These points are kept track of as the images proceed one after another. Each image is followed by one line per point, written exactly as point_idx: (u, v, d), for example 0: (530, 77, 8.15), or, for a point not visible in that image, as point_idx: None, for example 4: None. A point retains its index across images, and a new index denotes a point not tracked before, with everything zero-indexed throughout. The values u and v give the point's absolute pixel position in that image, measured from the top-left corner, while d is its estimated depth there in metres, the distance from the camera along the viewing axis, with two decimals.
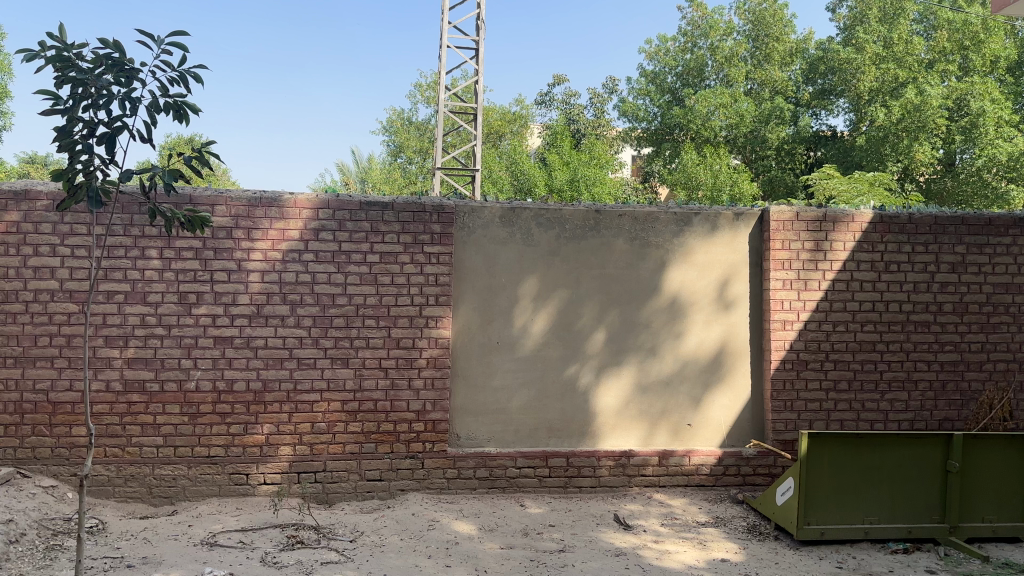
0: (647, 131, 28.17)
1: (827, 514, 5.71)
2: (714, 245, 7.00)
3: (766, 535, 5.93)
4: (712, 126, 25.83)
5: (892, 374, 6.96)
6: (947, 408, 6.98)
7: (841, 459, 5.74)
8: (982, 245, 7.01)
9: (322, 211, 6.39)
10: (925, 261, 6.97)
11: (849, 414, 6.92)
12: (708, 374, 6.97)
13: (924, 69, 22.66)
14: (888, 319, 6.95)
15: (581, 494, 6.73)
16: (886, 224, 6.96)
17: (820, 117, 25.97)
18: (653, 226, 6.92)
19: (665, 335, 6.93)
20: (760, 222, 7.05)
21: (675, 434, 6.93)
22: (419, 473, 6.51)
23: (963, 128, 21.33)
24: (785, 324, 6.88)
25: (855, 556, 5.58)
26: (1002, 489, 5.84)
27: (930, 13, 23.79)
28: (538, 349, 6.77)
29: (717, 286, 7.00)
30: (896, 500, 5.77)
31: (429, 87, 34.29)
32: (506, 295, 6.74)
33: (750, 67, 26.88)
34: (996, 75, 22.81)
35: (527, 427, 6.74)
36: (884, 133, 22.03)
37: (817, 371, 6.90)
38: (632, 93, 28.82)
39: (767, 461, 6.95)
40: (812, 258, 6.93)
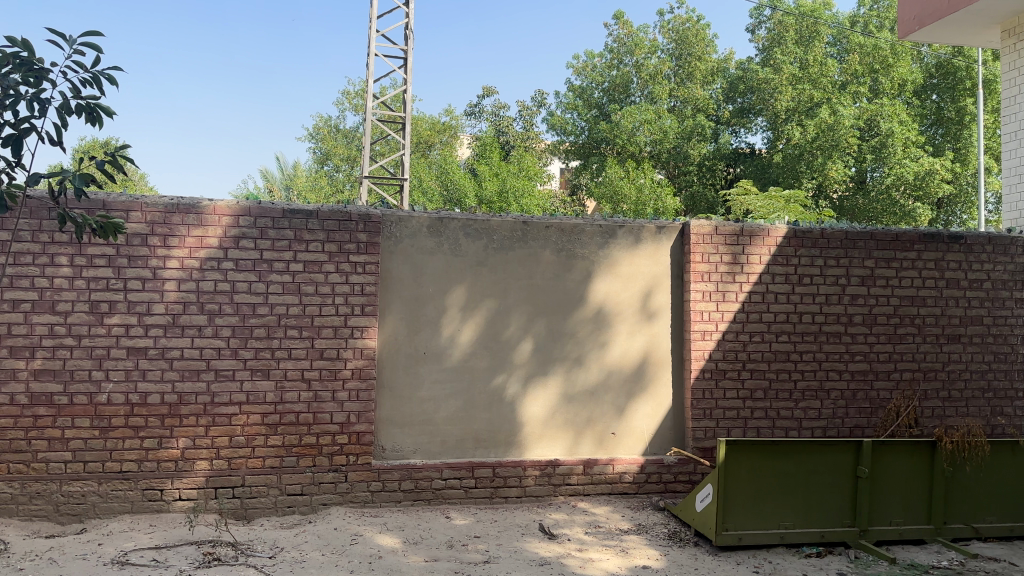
0: (575, 145, 28.58)
1: (744, 520, 5.87)
2: (638, 257, 7.14)
3: (686, 542, 6.05)
4: (637, 140, 26.35)
5: (805, 383, 7.21)
6: (857, 415, 7.28)
7: (758, 465, 5.91)
8: (890, 259, 7.36)
9: (243, 219, 6.26)
10: (835, 274, 7.26)
11: (765, 422, 7.14)
12: (631, 383, 7.09)
13: (837, 91, 23.65)
14: (801, 330, 7.21)
15: (507, 504, 6.74)
16: (799, 238, 7.23)
17: (740, 134, 26.85)
18: (580, 238, 7.02)
19: (591, 345, 7.02)
20: (682, 235, 7.22)
21: (600, 443, 7.03)
22: (342, 487, 6.41)
23: (874, 148, 22.35)
24: (704, 335, 7.06)
25: (771, 560, 5.73)
26: (909, 493, 6.11)
27: (841, 37, 24.89)
28: (465, 360, 6.77)
29: (641, 297, 7.14)
30: (809, 505, 5.97)
31: (357, 94, 33.99)
32: (433, 305, 6.72)
33: (674, 84, 27.50)
34: (903, 98, 23.98)
35: (453, 438, 6.72)
36: (800, 151, 22.90)
37: (735, 380, 7.10)
38: (560, 107, 29.20)
39: (687, 468, 7.11)
40: (730, 271, 7.14)
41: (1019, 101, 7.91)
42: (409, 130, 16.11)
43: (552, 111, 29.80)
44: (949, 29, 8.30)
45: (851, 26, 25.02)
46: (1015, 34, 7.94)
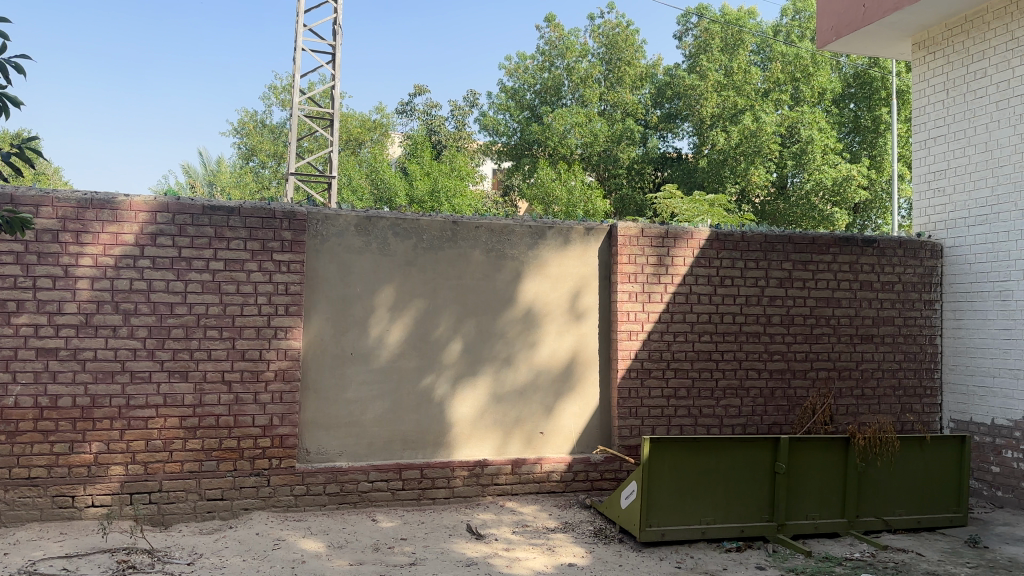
0: (506, 146, 28.67)
1: (667, 517, 5.99)
2: (567, 258, 7.21)
3: (611, 539, 6.13)
4: (568, 143, 26.58)
5: (726, 382, 7.41)
6: (775, 413, 7.51)
7: (681, 462, 6.03)
8: (807, 262, 7.62)
9: (160, 215, 6.06)
10: (755, 276, 7.48)
11: (687, 420, 7.30)
12: (560, 383, 7.16)
13: (760, 98, 24.33)
14: (722, 330, 7.40)
15: (434, 505, 6.72)
16: (721, 241, 7.42)
17: (667, 139, 27.36)
18: (509, 238, 7.04)
19: (520, 345, 7.06)
20: (609, 237, 7.33)
21: (528, 442, 7.06)
22: (264, 491, 6.28)
23: (794, 154, 23.06)
24: (631, 335, 7.18)
25: (692, 555, 5.86)
26: (823, 488, 6.33)
27: (765, 46, 25.63)
28: (393, 360, 6.71)
29: (570, 298, 7.21)
30: (729, 501, 6.13)
31: (285, 89, 33.33)
32: (360, 304, 6.64)
33: (604, 88, 27.82)
34: (823, 107, 24.82)
35: (381, 439, 6.66)
36: (724, 156, 23.49)
37: (660, 379, 7.23)
38: (492, 107, 29.24)
39: (613, 466, 7.21)
40: (655, 273, 7.27)
41: (928, 111, 8.30)
42: (337, 127, 15.86)
43: (484, 112, 29.82)
44: (865, 41, 8.66)
45: (774, 35, 25.78)
46: (925, 47, 8.33)
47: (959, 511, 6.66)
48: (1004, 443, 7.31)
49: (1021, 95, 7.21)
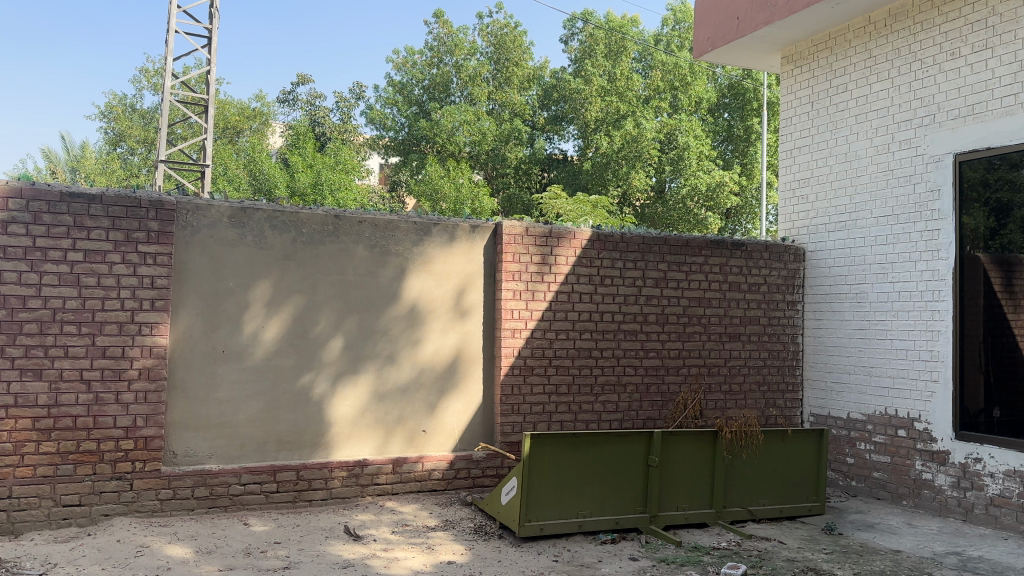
0: (393, 141, 28.33)
1: (545, 511, 6.06)
2: (452, 255, 7.17)
3: (491, 535, 6.14)
4: (456, 140, 26.53)
5: (605, 378, 7.57)
6: (650, 407, 7.75)
7: (560, 457, 6.12)
8: (681, 263, 7.90)
9: (12, 201, 5.61)
10: (634, 277, 7.69)
11: (568, 415, 7.42)
12: (442, 381, 7.12)
13: (641, 105, 25.06)
14: (601, 328, 7.56)
15: (310, 507, 6.53)
16: (602, 242, 7.58)
17: (553, 141, 27.77)
18: (394, 235, 6.94)
19: (403, 342, 6.97)
20: (494, 235, 7.35)
21: (409, 440, 6.98)
22: (127, 495, 5.93)
23: (672, 160, 23.89)
24: (514, 332, 7.22)
25: (569, 548, 5.94)
26: (694, 480, 6.58)
27: (647, 54, 26.45)
28: (268, 358, 6.48)
29: (454, 295, 7.18)
30: (605, 495, 6.27)
31: (157, 73, 31.68)
32: (235, 300, 6.38)
33: (492, 87, 27.90)
34: (699, 116, 25.88)
35: (254, 440, 6.42)
36: (607, 159, 24.07)
37: (541, 376, 7.31)
38: (379, 101, 28.82)
39: (495, 463, 7.23)
40: (539, 272, 7.35)
41: (794, 123, 8.77)
42: (213, 115, 15.21)
43: (370, 105, 29.34)
44: (737, 52, 9.05)
45: (655, 44, 26.66)
46: (793, 61, 8.80)
47: (817, 500, 7.07)
48: (858, 435, 7.82)
49: (876, 110, 7.74)
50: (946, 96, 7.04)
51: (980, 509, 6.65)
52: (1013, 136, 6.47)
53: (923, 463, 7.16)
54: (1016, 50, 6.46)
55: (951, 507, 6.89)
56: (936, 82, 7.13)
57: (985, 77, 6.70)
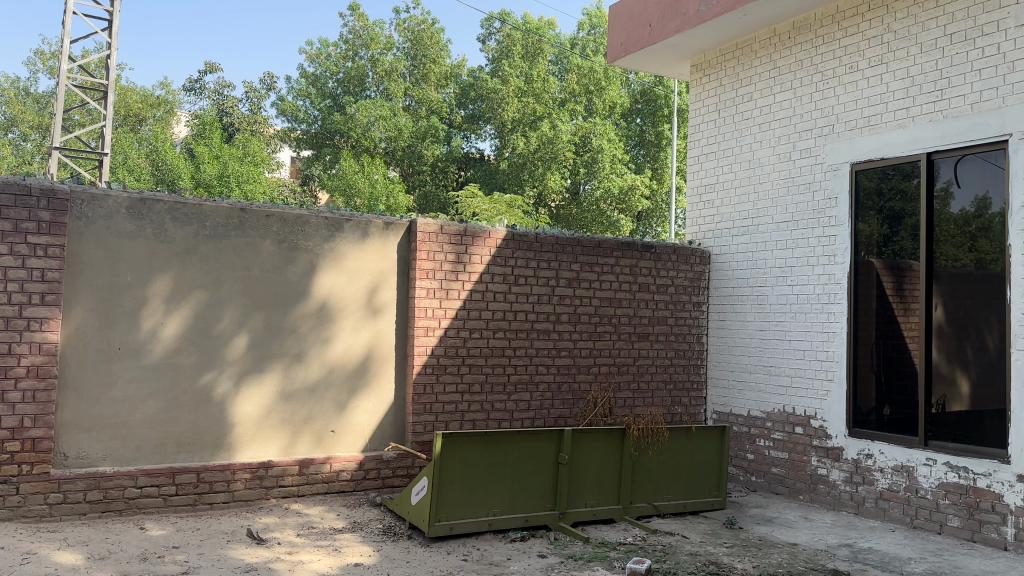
0: (306, 134, 27.76)
1: (455, 510, 6.04)
2: (364, 252, 7.06)
3: (400, 535, 6.07)
4: (371, 136, 26.18)
5: (517, 377, 7.60)
6: (561, 406, 7.82)
7: (471, 456, 6.11)
8: (593, 264, 8.01)
9: None
10: (547, 276, 7.74)
11: (480, 414, 7.40)
12: (353, 380, 6.99)
13: (557, 106, 25.29)
14: (515, 327, 7.58)
15: (212, 510, 6.31)
16: (517, 241, 7.60)
17: (470, 139, 27.73)
18: (303, 230, 6.78)
19: (312, 340, 6.81)
20: (409, 232, 7.27)
21: (317, 441, 6.83)
22: (12, 500, 5.61)
23: (587, 162, 24.23)
24: (427, 331, 7.16)
25: (479, 547, 5.92)
26: (603, 478, 6.67)
27: (563, 57, 26.76)
28: (168, 356, 6.23)
29: (366, 293, 7.06)
30: (516, 493, 6.29)
31: (53, 56, 30.11)
32: (132, 295, 6.10)
33: (409, 83, 27.65)
34: (613, 119, 26.35)
35: (152, 442, 6.16)
36: (523, 160, 24.21)
37: (454, 375, 7.27)
38: (291, 93, 28.18)
39: (405, 463, 7.15)
40: (453, 270, 7.31)
41: (702, 129, 9.00)
42: (112, 101, 14.52)
43: (282, 96, 28.64)
44: (649, 58, 9.23)
45: (571, 48, 26.99)
46: (702, 70, 9.04)
47: (720, 495, 7.28)
48: (758, 432, 8.09)
49: (779, 120, 8.03)
50: (844, 108, 7.36)
51: (870, 503, 6.97)
52: (905, 148, 6.82)
53: (818, 459, 7.47)
54: (909, 66, 6.82)
55: (844, 501, 7.20)
56: (836, 93, 7.45)
57: (880, 91, 7.04)
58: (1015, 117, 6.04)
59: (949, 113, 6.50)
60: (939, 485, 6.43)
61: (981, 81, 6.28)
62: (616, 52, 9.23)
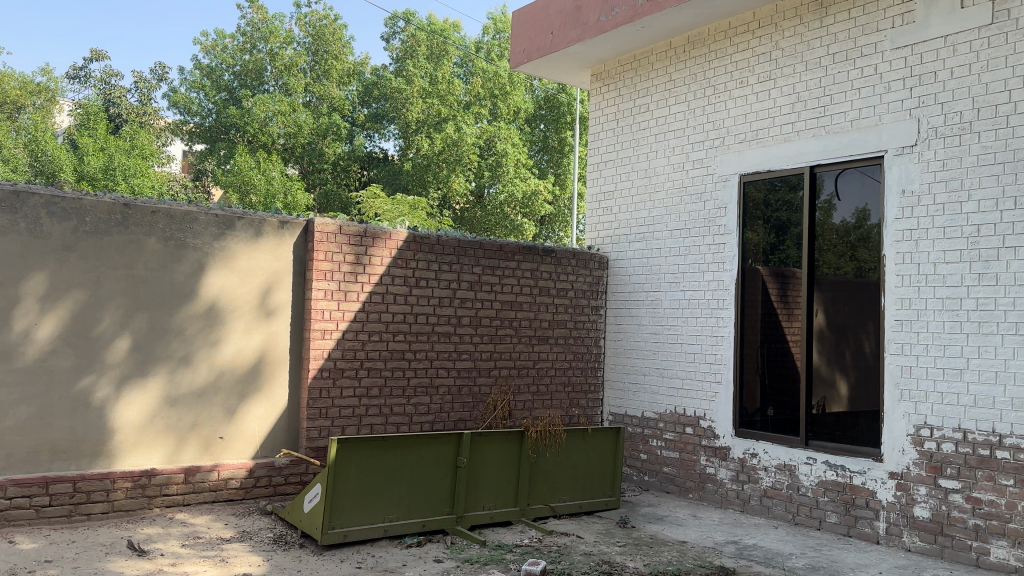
0: (200, 127, 26.80)
1: (350, 517, 5.92)
2: (257, 251, 6.85)
3: (291, 544, 5.90)
4: (269, 131, 25.51)
5: (417, 380, 7.53)
6: (461, 409, 7.79)
7: (367, 461, 6.01)
8: (494, 267, 8.03)
9: None
10: (448, 279, 7.71)
11: (378, 419, 7.29)
12: (243, 384, 6.77)
13: (461, 109, 25.20)
14: (415, 330, 7.51)
15: (89, 522, 5.97)
16: (418, 243, 7.54)
17: (373, 139, 27.38)
18: (192, 227, 6.52)
19: (200, 343, 6.56)
20: (305, 231, 7.10)
21: (205, 447, 6.58)
22: None
23: (491, 166, 24.35)
24: (324, 333, 7.01)
25: (374, 553, 5.83)
26: (500, 481, 6.69)
27: (468, 60, 26.82)
28: (42, 359, 5.87)
29: (258, 294, 6.86)
30: (412, 497, 6.23)
31: None
32: (3, 294, 5.72)
33: (309, 79, 27.05)
34: (517, 124, 26.59)
35: (23, 450, 5.78)
36: (427, 161, 24.08)
37: (351, 379, 7.14)
38: (185, 85, 27.17)
39: (298, 469, 6.97)
40: (352, 271, 7.18)
41: (601, 137, 9.17)
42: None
43: (174, 88, 27.55)
44: (550, 65, 9.32)
45: (476, 51, 27.09)
46: (601, 79, 9.21)
47: (613, 495, 7.42)
48: (651, 433, 8.30)
49: (674, 130, 8.26)
50: (735, 121, 7.65)
51: (755, 500, 7.25)
52: (790, 161, 7.15)
53: (707, 458, 7.72)
54: (795, 83, 7.14)
55: (730, 499, 7.46)
56: (727, 107, 7.73)
57: (768, 106, 7.35)
58: (890, 134, 6.42)
59: (831, 129, 6.84)
60: (819, 483, 6.75)
61: (860, 99, 6.65)
62: (518, 59, 9.30)
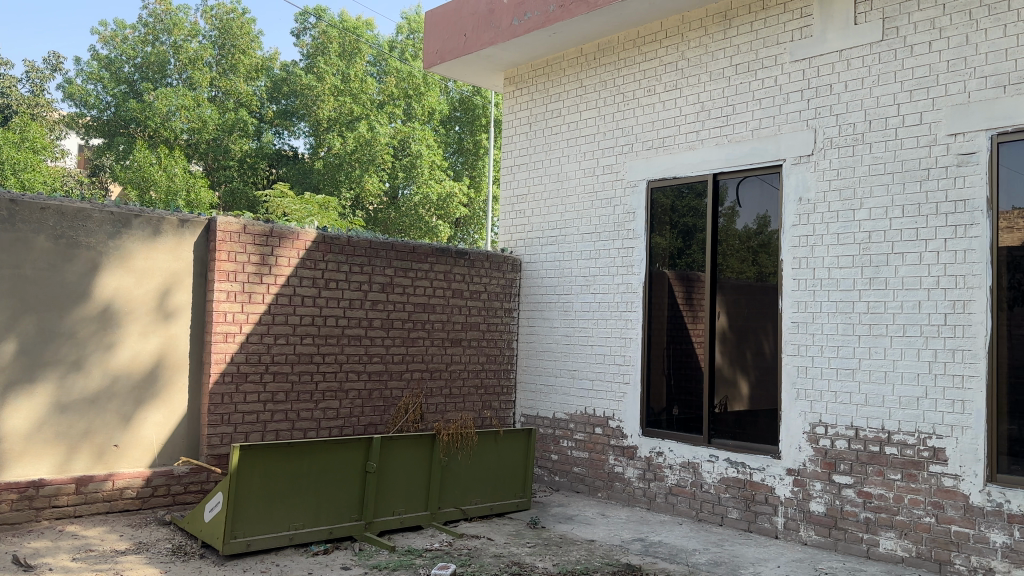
0: (97, 120, 25.65)
1: (253, 525, 5.76)
2: (155, 251, 6.59)
3: (191, 555, 5.69)
4: (172, 126, 24.64)
5: (326, 384, 7.39)
6: (371, 413, 7.69)
7: (272, 468, 5.85)
8: (407, 269, 7.95)
9: None
10: (359, 281, 7.60)
11: (284, 424, 7.12)
12: (140, 389, 6.50)
13: (375, 108, 24.87)
14: (324, 333, 7.37)
15: None
16: (327, 244, 7.40)
17: (283, 136, 26.72)
18: (84, 225, 6.23)
19: (93, 346, 6.26)
20: (207, 231, 6.87)
21: (98, 456, 6.28)
22: None
23: (405, 167, 24.20)
24: (227, 337, 6.80)
25: (278, 562, 5.68)
26: (410, 485, 6.63)
27: (381, 59, 26.53)
28: None
29: (157, 295, 6.60)
30: (319, 503, 6.11)
31: None
32: None
33: (216, 73, 26.25)
34: (431, 125, 26.52)
35: None
36: (339, 160, 23.70)
37: (256, 384, 6.95)
38: (81, 76, 25.98)
39: (199, 477, 6.74)
40: (256, 272, 6.99)
41: (515, 141, 9.21)
42: None
43: (70, 79, 26.28)
44: (464, 67, 9.31)
45: (389, 51, 26.88)
46: (514, 83, 9.27)
47: (524, 496, 7.47)
48: (562, 434, 8.39)
49: (585, 135, 8.38)
50: (643, 128, 7.81)
51: (660, 498, 7.41)
52: (695, 168, 7.35)
53: (615, 458, 7.85)
54: (700, 93, 7.35)
55: (637, 497, 7.61)
56: (635, 114, 7.89)
57: (675, 114, 7.54)
58: (787, 144, 6.68)
59: (733, 138, 7.07)
60: (721, 480, 6.96)
61: (761, 110, 6.90)
62: (430, 60, 9.24)
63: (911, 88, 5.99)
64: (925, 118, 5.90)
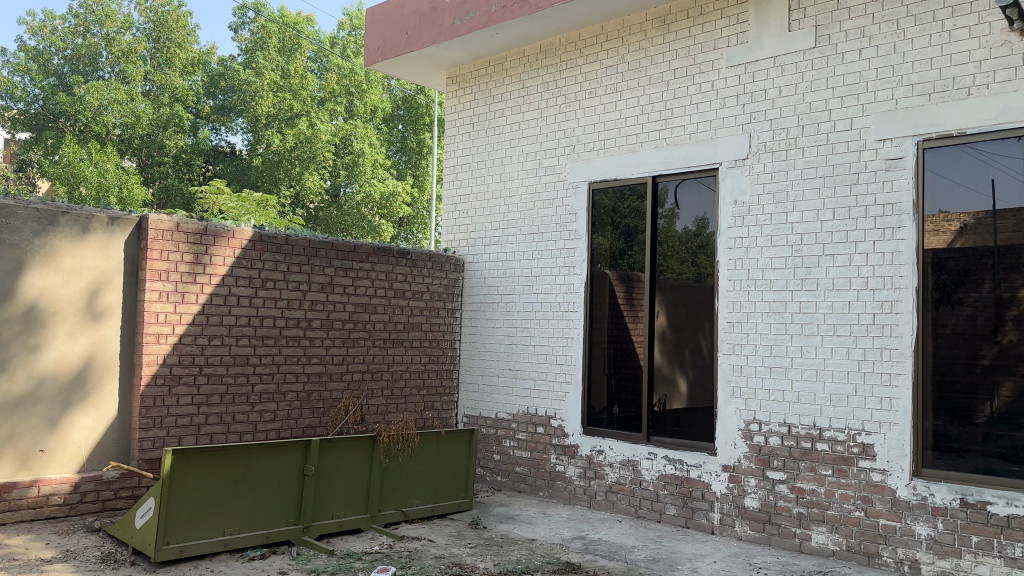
0: (24, 114, 24.75)
1: (186, 531, 5.62)
2: (83, 249, 6.39)
3: (122, 562, 5.53)
4: (104, 121, 23.92)
5: (263, 386, 7.26)
6: (310, 415, 7.59)
7: (206, 472, 5.73)
8: (347, 269, 7.87)
9: None
10: (297, 280, 7.49)
11: (219, 427, 6.97)
12: (68, 392, 6.30)
13: (316, 105, 24.53)
14: (261, 334, 7.25)
15: None
16: (264, 243, 7.28)
17: (220, 132, 26.00)
18: (8, 222, 6.03)
19: (17, 348, 6.04)
20: (138, 229, 6.68)
21: (22, 462, 6.06)
22: None
23: (347, 165, 23.98)
24: (159, 338, 6.63)
25: (213, 567, 5.56)
26: (350, 487, 6.56)
27: (322, 55, 26.18)
28: None
29: (86, 295, 6.40)
30: (255, 507, 6.00)
31: None
32: None
33: (150, 67, 25.58)
34: (374, 123, 26.32)
35: None
36: (278, 158, 23.33)
37: (190, 386, 6.79)
38: (7, 67, 25.07)
39: (130, 482, 6.56)
40: (190, 271, 6.84)
41: (458, 141, 9.19)
42: None
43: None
44: (405, 66, 9.26)
45: (331, 47, 26.59)
46: (456, 83, 9.25)
47: (465, 497, 7.46)
48: (503, 433, 8.41)
49: (527, 136, 8.41)
50: (584, 129, 7.88)
51: (601, 496, 7.48)
52: (634, 170, 7.45)
53: (556, 457, 7.90)
54: (639, 96, 7.45)
55: (578, 495, 7.67)
56: (577, 116, 7.95)
57: (615, 116, 7.62)
58: (724, 148, 6.81)
59: (671, 141, 7.19)
60: (659, 477, 7.06)
61: (698, 113, 7.02)
62: (371, 58, 9.17)
63: (842, 95, 6.17)
64: (856, 124, 6.08)
